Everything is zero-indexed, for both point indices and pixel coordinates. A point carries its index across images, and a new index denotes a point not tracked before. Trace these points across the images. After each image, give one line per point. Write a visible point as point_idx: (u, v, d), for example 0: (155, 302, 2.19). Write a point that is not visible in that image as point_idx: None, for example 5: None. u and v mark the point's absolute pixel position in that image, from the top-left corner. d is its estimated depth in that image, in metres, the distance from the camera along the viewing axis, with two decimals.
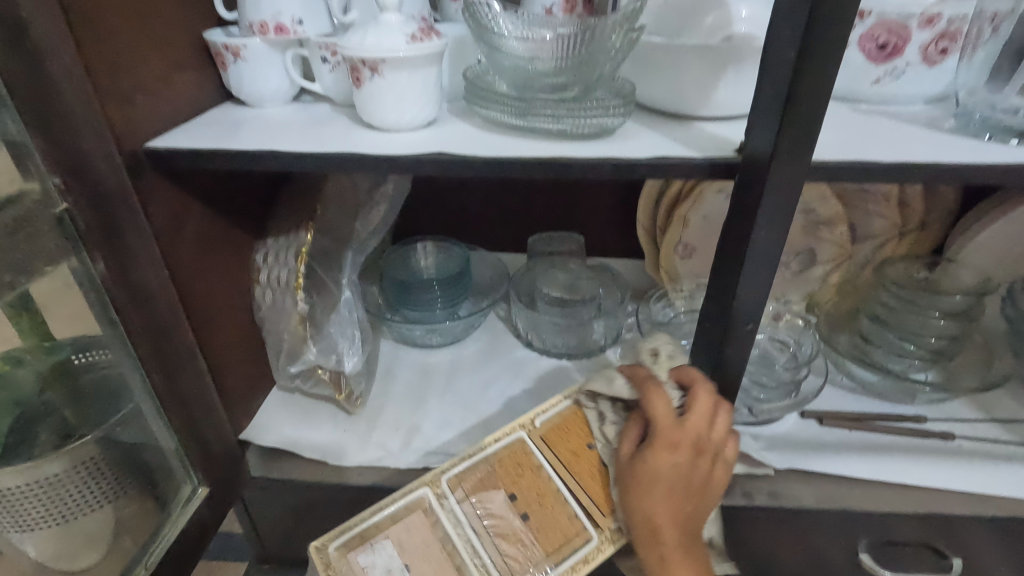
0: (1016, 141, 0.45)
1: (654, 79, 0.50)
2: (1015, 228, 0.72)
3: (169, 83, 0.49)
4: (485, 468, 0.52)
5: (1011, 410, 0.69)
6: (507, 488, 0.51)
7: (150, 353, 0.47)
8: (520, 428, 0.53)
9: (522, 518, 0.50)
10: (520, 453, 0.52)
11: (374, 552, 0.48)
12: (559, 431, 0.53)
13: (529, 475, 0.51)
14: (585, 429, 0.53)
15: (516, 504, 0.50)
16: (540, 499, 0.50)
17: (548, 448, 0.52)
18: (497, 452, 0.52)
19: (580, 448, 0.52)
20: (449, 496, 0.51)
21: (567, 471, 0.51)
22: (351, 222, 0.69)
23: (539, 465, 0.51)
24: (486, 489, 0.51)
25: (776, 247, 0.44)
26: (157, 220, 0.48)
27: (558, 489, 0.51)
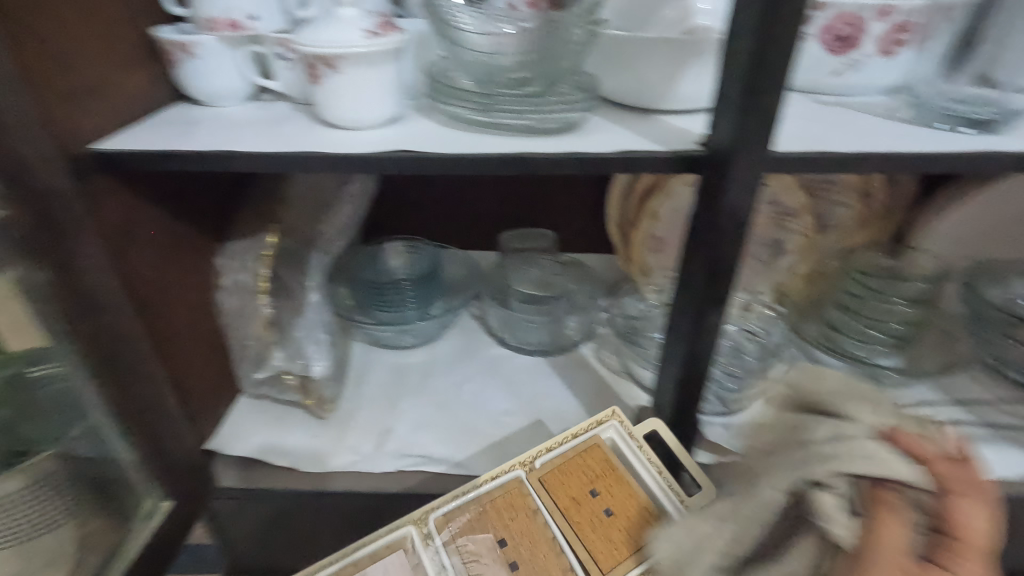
0: (969, 129, 0.47)
1: (617, 73, 0.50)
2: (973, 216, 0.73)
3: (116, 83, 0.47)
4: (474, 509, 0.49)
5: (971, 391, 0.71)
6: (496, 533, 0.48)
7: (102, 365, 0.46)
8: (518, 467, 0.51)
9: (510, 567, 0.46)
10: (517, 492, 0.50)
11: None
12: (560, 476, 0.50)
13: (523, 519, 0.48)
14: (586, 472, 0.50)
15: (505, 551, 0.47)
16: (531, 545, 0.47)
17: (547, 492, 0.49)
18: (490, 491, 0.50)
19: (580, 494, 0.49)
20: (433, 536, 0.48)
21: (565, 519, 0.48)
22: (316, 221, 0.67)
23: (535, 509, 0.49)
24: (476, 532, 0.48)
25: (742, 239, 0.45)
26: (106, 226, 0.46)
27: (553, 537, 0.47)
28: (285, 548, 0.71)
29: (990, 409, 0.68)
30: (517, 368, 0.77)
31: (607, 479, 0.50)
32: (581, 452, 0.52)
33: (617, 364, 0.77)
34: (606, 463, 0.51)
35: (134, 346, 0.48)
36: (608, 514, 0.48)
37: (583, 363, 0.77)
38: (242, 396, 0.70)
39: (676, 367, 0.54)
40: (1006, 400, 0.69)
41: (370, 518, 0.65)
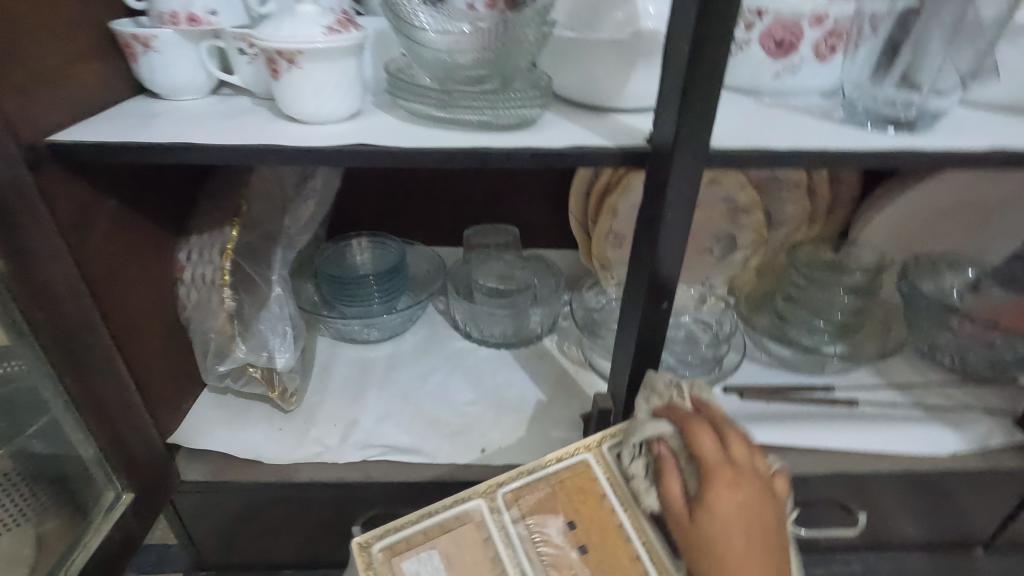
0: (893, 129, 0.50)
1: (572, 73, 0.52)
2: (905, 210, 0.79)
3: (72, 75, 0.47)
4: (547, 487, 0.49)
5: (907, 375, 0.76)
6: (566, 515, 0.48)
7: (62, 357, 0.45)
8: (589, 449, 0.51)
9: (579, 551, 0.46)
10: (589, 475, 0.50)
11: (419, 561, 0.45)
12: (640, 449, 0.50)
13: (591, 503, 0.48)
14: None
15: (574, 534, 0.47)
16: (602, 530, 0.47)
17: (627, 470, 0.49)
18: (559, 472, 0.50)
19: None
20: (502, 511, 0.48)
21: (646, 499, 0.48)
22: (280, 217, 0.69)
23: (604, 494, 0.49)
24: (544, 512, 0.48)
25: (686, 231, 0.48)
26: (62, 216, 0.46)
27: (621, 524, 0.47)
28: (250, 541, 0.71)
29: (923, 391, 0.73)
30: (480, 360, 0.79)
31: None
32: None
33: (578, 355, 0.79)
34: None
35: (90, 337, 0.48)
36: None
37: (546, 355, 0.79)
38: (206, 390, 0.70)
39: (628, 355, 0.57)
40: (937, 383, 0.74)
41: (337, 508, 0.67)
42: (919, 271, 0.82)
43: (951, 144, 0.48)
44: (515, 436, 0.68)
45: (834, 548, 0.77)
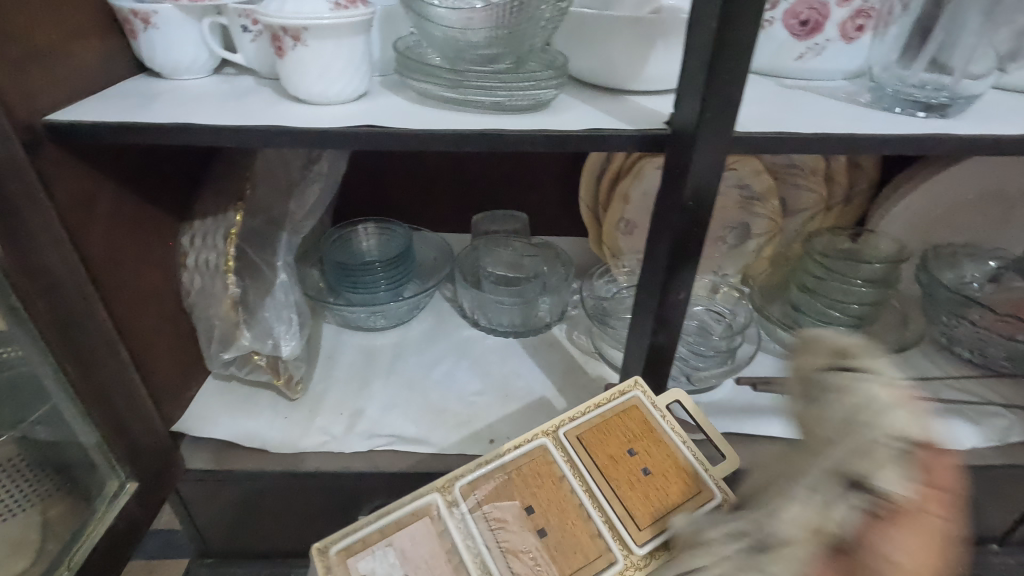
0: (923, 113, 0.48)
1: (586, 52, 0.50)
2: (927, 198, 0.77)
3: (68, 52, 0.45)
4: (504, 475, 0.48)
5: (923, 368, 0.75)
6: (524, 499, 0.47)
7: (63, 345, 0.44)
8: (546, 434, 0.50)
9: (539, 534, 0.46)
10: (544, 460, 0.49)
11: (375, 559, 0.44)
12: (597, 434, 0.50)
13: (549, 486, 0.48)
14: (623, 433, 0.50)
15: (533, 517, 0.46)
16: (560, 512, 0.46)
17: (585, 450, 0.49)
18: (515, 459, 0.49)
19: (618, 453, 0.49)
20: (459, 503, 0.47)
21: (602, 475, 0.48)
22: (285, 202, 0.66)
23: (562, 476, 0.48)
24: (501, 499, 0.47)
25: (705, 219, 0.46)
26: (61, 198, 0.44)
27: (581, 502, 0.47)
28: (255, 529, 0.71)
29: (941, 386, 0.72)
30: (487, 348, 0.77)
31: (647, 439, 0.50)
32: (617, 414, 0.52)
33: (588, 345, 0.78)
34: (644, 422, 0.51)
35: (92, 324, 0.46)
36: (646, 474, 0.48)
37: (555, 345, 0.78)
38: (211, 376, 0.69)
39: (642, 346, 0.55)
40: (955, 376, 0.73)
41: (343, 498, 0.66)
42: (937, 261, 0.79)
43: (987, 130, 0.46)
44: (523, 427, 0.67)
45: None
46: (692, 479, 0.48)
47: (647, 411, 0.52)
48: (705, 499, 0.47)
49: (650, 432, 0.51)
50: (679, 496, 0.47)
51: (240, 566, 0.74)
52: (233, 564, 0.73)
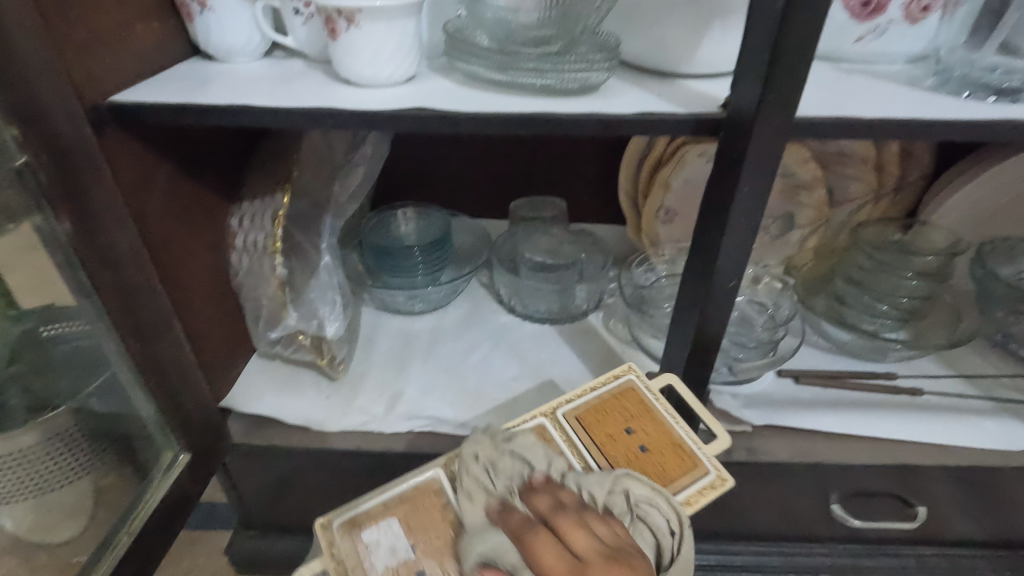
0: (994, 97, 0.46)
1: (637, 35, 0.49)
2: (987, 188, 0.74)
3: (129, 34, 0.46)
4: None
5: (975, 366, 0.72)
6: None
7: (124, 318, 0.45)
8: (544, 415, 0.52)
9: None
10: (543, 437, 0.51)
11: (380, 530, 0.45)
12: (594, 413, 0.52)
13: None
14: (619, 413, 0.52)
15: None
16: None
17: (583, 429, 0.51)
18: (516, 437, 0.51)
19: (615, 431, 0.51)
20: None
21: (601, 451, 0.49)
22: (329, 185, 0.67)
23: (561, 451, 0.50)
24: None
25: (758, 207, 0.45)
26: (122, 175, 0.46)
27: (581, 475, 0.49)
28: (297, 505, 0.73)
29: (994, 383, 0.69)
30: (523, 335, 0.77)
31: (642, 419, 0.52)
32: (613, 395, 0.54)
33: (625, 333, 0.77)
34: (641, 403, 0.53)
35: (151, 298, 0.48)
36: (642, 451, 0.50)
37: (591, 332, 0.78)
38: (256, 354, 0.71)
39: (687, 335, 0.54)
40: (1009, 374, 0.70)
41: (383, 477, 0.68)
42: (995, 253, 0.75)
43: None
44: None
45: (888, 542, 0.75)
46: (686, 455, 0.49)
47: (643, 394, 0.54)
48: (700, 474, 0.48)
49: (646, 413, 0.52)
50: (676, 471, 0.48)
51: (281, 539, 0.76)
52: (275, 538, 0.76)
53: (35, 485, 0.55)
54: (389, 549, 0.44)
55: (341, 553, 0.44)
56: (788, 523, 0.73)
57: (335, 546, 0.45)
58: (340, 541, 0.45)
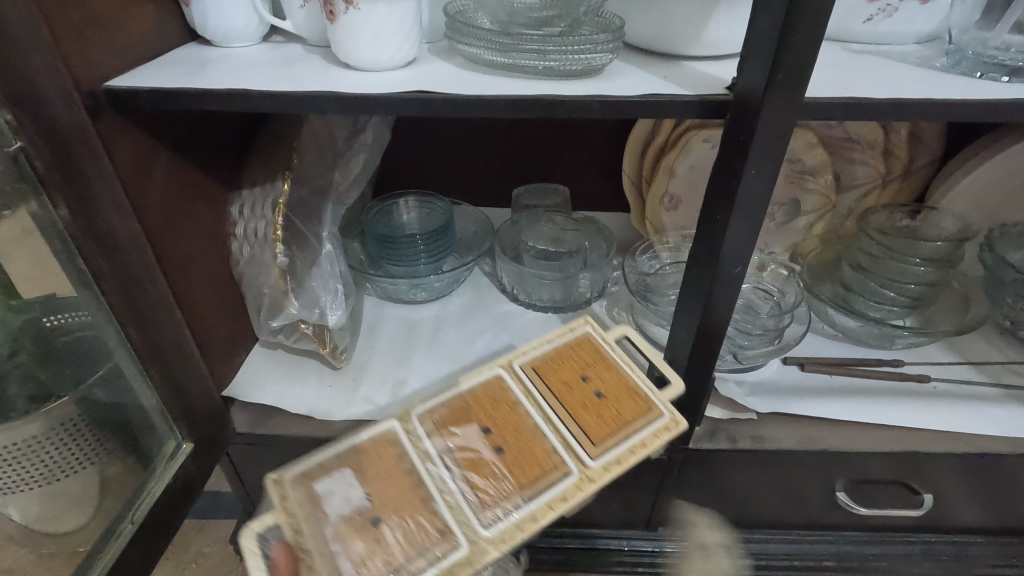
0: (1007, 77, 0.45)
1: (642, 16, 0.48)
2: (997, 172, 0.73)
3: (125, 18, 0.45)
4: (457, 401, 0.50)
5: (984, 353, 0.71)
6: (481, 421, 0.48)
7: (125, 305, 0.45)
8: (502, 366, 0.52)
9: (495, 451, 0.46)
10: (498, 387, 0.51)
11: (333, 481, 0.45)
12: (552, 362, 0.52)
13: (504, 409, 0.49)
14: (575, 361, 0.52)
15: (489, 436, 0.47)
16: (515, 431, 0.47)
17: (540, 377, 0.51)
18: (472, 388, 0.50)
19: (571, 379, 0.50)
20: (418, 431, 0.48)
21: (556, 397, 0.49)
22: (330, 172, 0.66)
23: (516, 400, 0.49)
24: (456, 423, 0.48)
25: (767, 191, 0.44)
26: (120, 161, 0.45)
27: (535, 423, 0.48)
28: None
29: (1002, 370, 0.68)
30: (527, 323, 0.77)
31: (597, 366, 0.51)
32: (569, 346, 0.53)
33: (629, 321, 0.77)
34: (598, 352, 0.53)
35: (151, 287, 0.48)
36: (598, 395, 0.49)
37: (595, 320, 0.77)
38: (257, 344, 0.70)
39: (692, 321, 0.54)
40: (1018, 361, 0.69)
41: None
42: (1006, 241, 0.74)
43: None
44: None
45: (892, 530, 0.74)
46: (642, 398, 0.49)
47: (600, 344, 0.54)
48: (656, 416, 0.47)
49: (603, 362, 0.52)
50: (632, 413, 0.47)
51: None
52: None
53: (48, 474, 0.57)
54: (343, 499, 0.44)
55: (294, 504, 0.44)
56: (792, 511, 0.73)
57: (287, 497, 0.44)
58: (293, 492, 0.44)
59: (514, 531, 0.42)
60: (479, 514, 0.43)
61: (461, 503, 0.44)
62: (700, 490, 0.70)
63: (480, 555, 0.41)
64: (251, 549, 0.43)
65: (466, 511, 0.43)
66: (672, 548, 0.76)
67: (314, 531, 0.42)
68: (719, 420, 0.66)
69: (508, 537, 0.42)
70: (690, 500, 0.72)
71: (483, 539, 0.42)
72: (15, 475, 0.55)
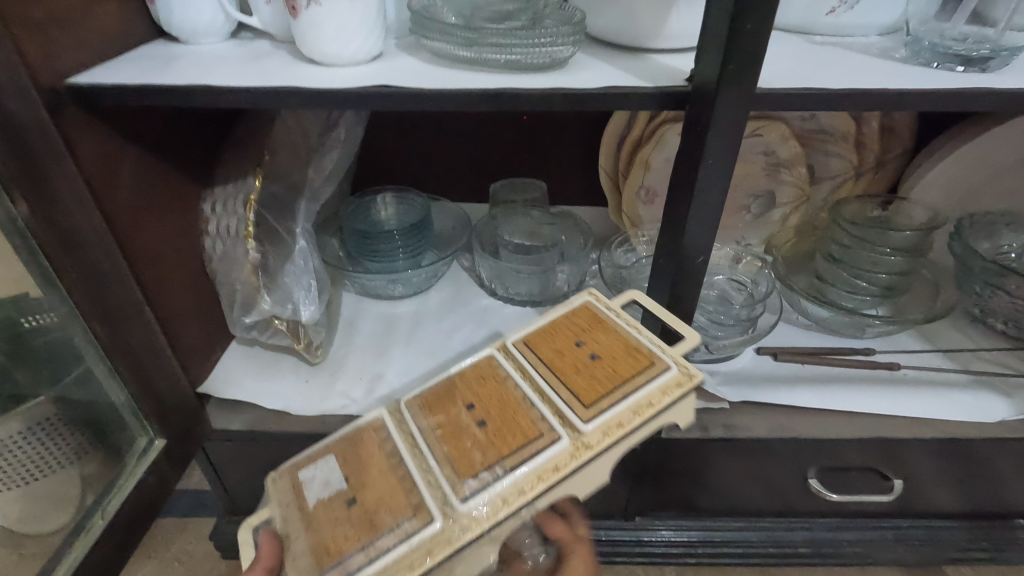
0: (963, 68, 0.46)
1: (605, 10, 0.49)
2: (965, 163, 0.74)
3: (88, 13, 0.45)
4: (445, 382, 0.50)
5: (954, 340, 0.72)
6: (467, 399, 0.48)
7: (91, 304, 0.45)
8: (493, 346, 0.52)
9: (480, 424, 0.45)
10: (486, 365, 0.50)
11: (317, 467, 0.46)
12: (544, 334, 0.51)
13: (492, 384, 0.48)
14: (570, 330, 0.51)
15: (475, 411, 0.46)
16: (502, 405, 0.46)
17: (530, 349, 0.50)
18: (460, 369, 0.50)
19: (564, 347, 0.49)
20: (404, 417, 0.48)
21: (547, 366, 0.48)
22: (304, 168, 0.67)
23: (505, 375, 0.49)
24: (442, 403, 0.48)
25: (725, 182, 0.45)
26: (84, 158, 0.45)
27: (523, 394, 0.47)
28: None
29: (971, 357, 0.70)
30: (505, 317, 0.77)
31: (594, 331, 0.50)
32: (565, 316, 0.53)
33: None
34: (595, 318, 0.52)
35: (118, 283, 0.48)
36: (593, 359, 0.48)
37: None
38: (234, 341, 0.71)
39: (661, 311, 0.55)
40: (987, 348, 0.71)
41: None
42: (975, 229, 0.76)
43: None
44: None
45: (867, 516, 0.75)
46: (644, 356, 0.47)
47: (599, 311, 0.53)
48: (660, 372, 0.46)
49: (600, 327, 0.51)
50: (632, 371, 0.46)
51: None
52: None
53: (37, 469, 0.58)
54: (324, 483, 0.45)
55: (281, 493, 0.45)
56: (768, 498, 0.74)
57: (276, 487, 0.46)
58: (281, 483, 0.46)
59: (500, 501, 0.41)
60: (456, 487, 0.41)
61: (440, 480, 0.42)
62: (677, 479, 0.71)
63: (458, 532, 0.40)
64: (249, 542, 0.45)
65: (444, 487, 0.42)
66: (651, 538, 0.77)
67: (295, 516, 0.43)
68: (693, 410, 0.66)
69: (490, 509, 0.40)
70: (667, 489, 0.72)
71: (459, 514, 0.40)
72: (12, 468, 0.58)
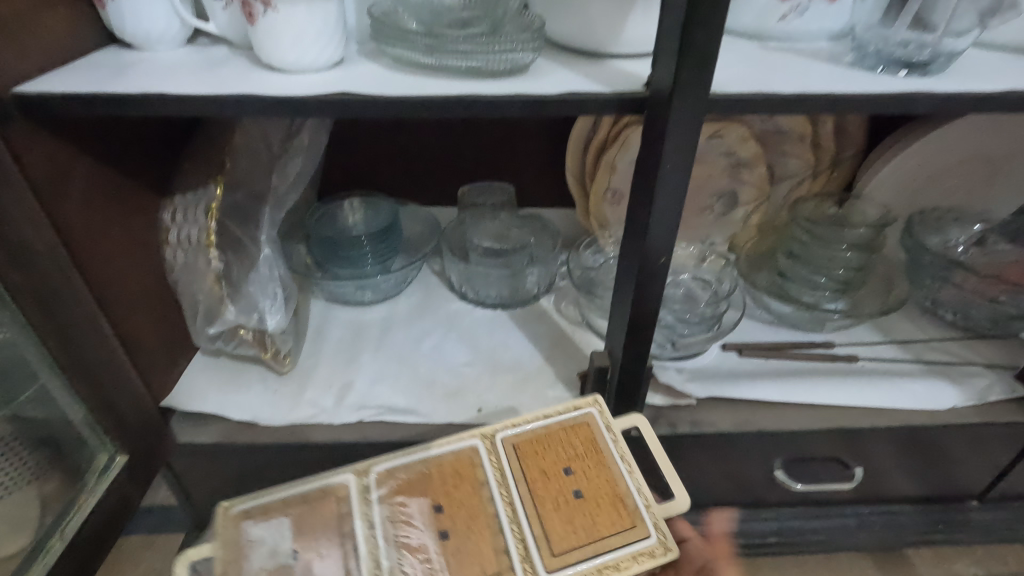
0: (905, 72, 0.48)
1: (562, 17, 0.50)
2: (915, 159, 0.77)
3: (33, 21, 0.44)
4: (422, 469, 0.49)
5: (907, 332, 0.75)
6: (438, 498, 0.47)
7: (43, 319, 0.43)
8: (480, 436, 0.51)
9: (442, 536, 0.45)
10: (468, 460, 0.50)
11: (268, 528, 0.45)
12: (534, 445, 0.51)
13: (466, 489, 0.48)
14: (561, 451, 0.50)
15: (442, 517, 0.46)
16: (469, 518, 0.46)
17: (517, 456, 0.50)
18: (440, 455, 0.50)
19: (550, 469, 0.49)
20: (371, 491, 0.48)
21: (528, 484, 0.48)
22: (267, 177, 0.65)
23: (482, 482, 0.48)
24: (413, 491, 0.47)
25: (683, 185, 0.46)
26: (33, 175, 0.44)
27: (494, 513, 0.46)
28: None
29: (922, 347, 0.73)
30: (475, 320, 0.77)
31: (586, 460, 0.50)
32: (562, 428, 0.52)
33: (575, 314, 0.78)
34: (592, 443, 0.51)
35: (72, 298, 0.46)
36: (576, 497, 0.47)
37: (542, 315, 0.78)
38: (199, 353, 0.70)
39: (625, 311, 0.56)
40: (938, 338, 0.74)
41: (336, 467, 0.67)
42: (925, 226, 0.81)
43: (967, 86, 0.46)
44: (510, 394, 0.67)
45: (831, 505, 0.78)
46: (626, 514, 0.47)
47: (597, 433, 0.52)
48: (637, 539, 0.45)
49: (592, 454, 0.50)
50: (609, 530, 0.46)
51: None
52: None
53: None
54: (270, 550, 0.44)
55: (226, 541, 0.45)
56: (737, 491, 0.75)
57: (223, 531, 0.46)
58: (228, 531, 0.46)
59: None
60: None
61: None
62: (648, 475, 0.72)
63: None
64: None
65: None
66: None
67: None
68: (661, 408, 0.67)
69: None
70: None
71: None
72: None
